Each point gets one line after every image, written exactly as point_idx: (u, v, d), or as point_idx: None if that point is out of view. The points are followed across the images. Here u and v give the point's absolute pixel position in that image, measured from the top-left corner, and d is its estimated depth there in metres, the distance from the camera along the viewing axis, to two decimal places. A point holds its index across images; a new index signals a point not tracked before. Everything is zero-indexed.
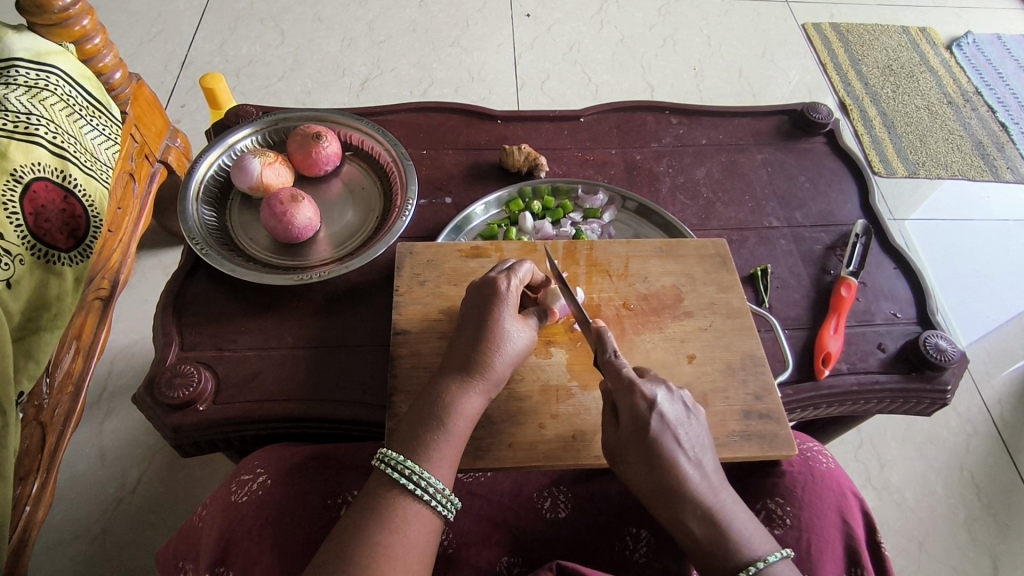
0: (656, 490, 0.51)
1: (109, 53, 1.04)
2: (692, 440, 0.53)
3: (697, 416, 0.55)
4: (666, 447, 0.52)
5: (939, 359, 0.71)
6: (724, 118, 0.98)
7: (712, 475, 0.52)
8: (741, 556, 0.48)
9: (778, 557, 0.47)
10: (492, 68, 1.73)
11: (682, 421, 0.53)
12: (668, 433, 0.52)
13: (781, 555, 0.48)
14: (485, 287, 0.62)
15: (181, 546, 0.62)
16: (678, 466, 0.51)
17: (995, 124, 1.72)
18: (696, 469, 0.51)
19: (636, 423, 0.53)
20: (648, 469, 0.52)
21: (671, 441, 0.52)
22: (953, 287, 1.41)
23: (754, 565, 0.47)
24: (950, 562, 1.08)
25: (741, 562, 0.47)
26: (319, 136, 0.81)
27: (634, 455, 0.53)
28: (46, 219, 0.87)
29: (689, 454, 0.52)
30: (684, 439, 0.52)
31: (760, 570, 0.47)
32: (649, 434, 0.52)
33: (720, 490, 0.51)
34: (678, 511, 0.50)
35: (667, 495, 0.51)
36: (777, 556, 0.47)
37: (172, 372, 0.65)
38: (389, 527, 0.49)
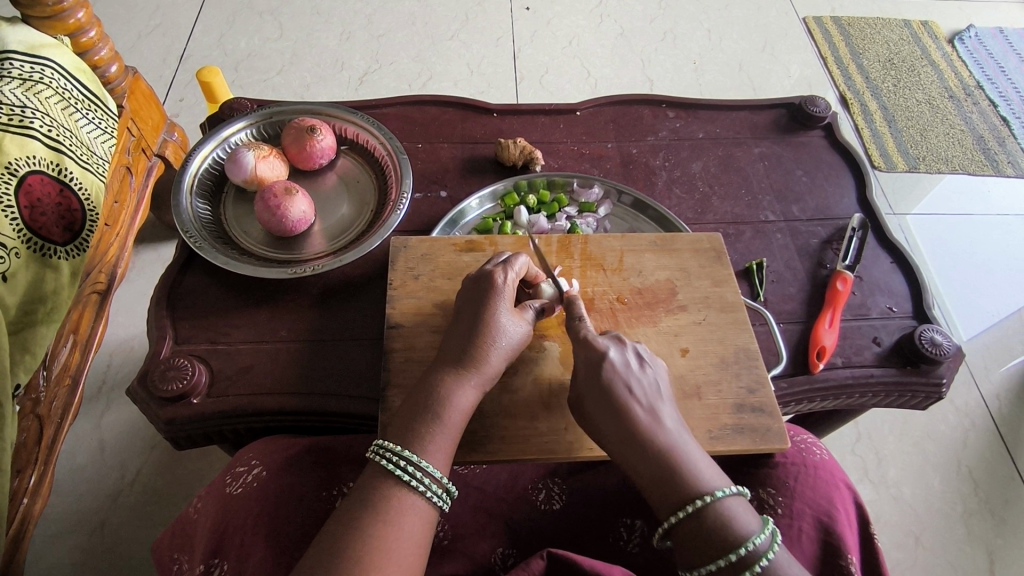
0: (612, 436, 0.52)
1: (104, 46, 1.04)
2: (646, 387, 0.54)
3: (653, 366, 0.56)
4: (618, 393, 0.53)
5: (935, 353, 0.71)
6: (721, 111, 0.97)
7: (667, 420, 0.53)
8: (691, 491, 0.48)
9: (725, 492, 0.48)
10: (491, 61, 1.73)
11: (634, 369, 0.55)
12: (620, 380, 0.54)
13: (729, 491, 0.48)
14: (482, 279, 0.62)
15: (177, 538, 0.62)
16: (629, 409, 0.52)
17: (997, 118, 1.71)
18: (648, 412, 0.53)
19: (589, 372, 0.55)
20: (604, 416, 0.53)
21: (622, 387, 0.54)
22: (952, 281, 1.41)
23: (701, 498, 0.48)
24: (946, 557, 1.08)
25: (689, 496, 0.48)
26: (314, 129, 0.81)
27: (591, 404, 0.54)
28: (41, 213, 0.87)
29: (642, 399, 0.53)
30: (636, 386, 0.54)
31: (705, 503, 0.47)
32: (601, 381, 0.54)
33: (675, 432, 0.52)
34: (633, 453, 0.51)
35: (621, 438, 0.52)
36: (726, 491, 0.48)
37: (166, 365, 0.65)
38: (381, 518, 0.49)
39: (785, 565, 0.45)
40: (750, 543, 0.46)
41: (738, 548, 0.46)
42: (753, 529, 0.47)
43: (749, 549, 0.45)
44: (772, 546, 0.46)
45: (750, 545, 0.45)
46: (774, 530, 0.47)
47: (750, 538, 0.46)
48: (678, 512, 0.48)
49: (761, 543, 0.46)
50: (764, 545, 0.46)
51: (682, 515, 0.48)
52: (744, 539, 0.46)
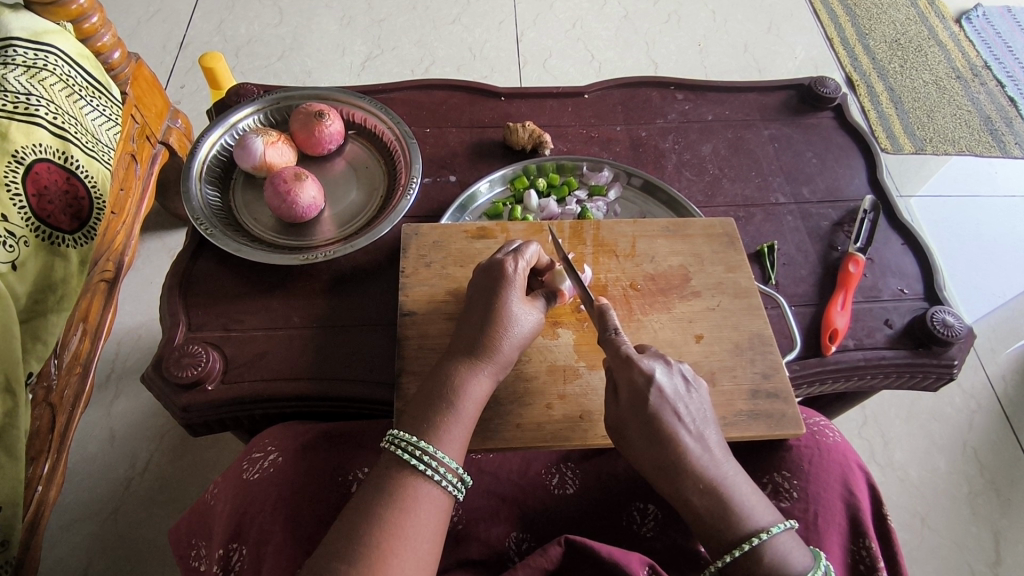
0: (657, 465, 0.51)
1: (107, 32, 1.03)
2: (693, 413, 0.53)
3: (698, 389, 0.55)
4: (667, 421, 0.52)
5: (947, 335, 0.71)
6: (731, 93, 0.96)
7: (714, 448, 0.52)
8: (744, 528, 0.48)
9: (779, 529, 0.48)
10: (494, 45, 1.71)
11: (681, 394, 0.53)
12: (668, 407, 0.52)
13: (782, 527, 0.48)
14: (493, 269, 0.61)
15: (194, 524, 0.63)
16: (678, 439, 0.51)
17: (1005, 99, 1.70)
18: (697, 441, 0.51)
19: (634, 399, 0.52)
20: (650, 445, 0.52)
21: (670, 415, 0.52)
22: (958, 264, 1.40)
23: (757, 536, 0.47)
24: (953, 537, 1.09)
25: (740, 536, 0.48)
26: (322, 115, 0.80)
27: (635, 432, 0.53)
28: (48, 201, 0.86)
29: (690, 427, 0.52)
30: (684, 413, 0.52)
31: (762, 542, 0.47)
32: (648, 408, 0.52)
33: (722, 462, 0.51)
34: (682, 487, 0.50)
35: (667, 469, 0.51)
36: (780, 527, 0.48)
37: (180, 351, 0.66)
38: (401, 506, 0.49)
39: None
40: None
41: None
42: (808, 567, 0.47)
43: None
44: None
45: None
46: (826, 566, 0.48)
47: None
48: (731, 552, 0.47)
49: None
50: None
51: (739, 553, 0.47)
52: None
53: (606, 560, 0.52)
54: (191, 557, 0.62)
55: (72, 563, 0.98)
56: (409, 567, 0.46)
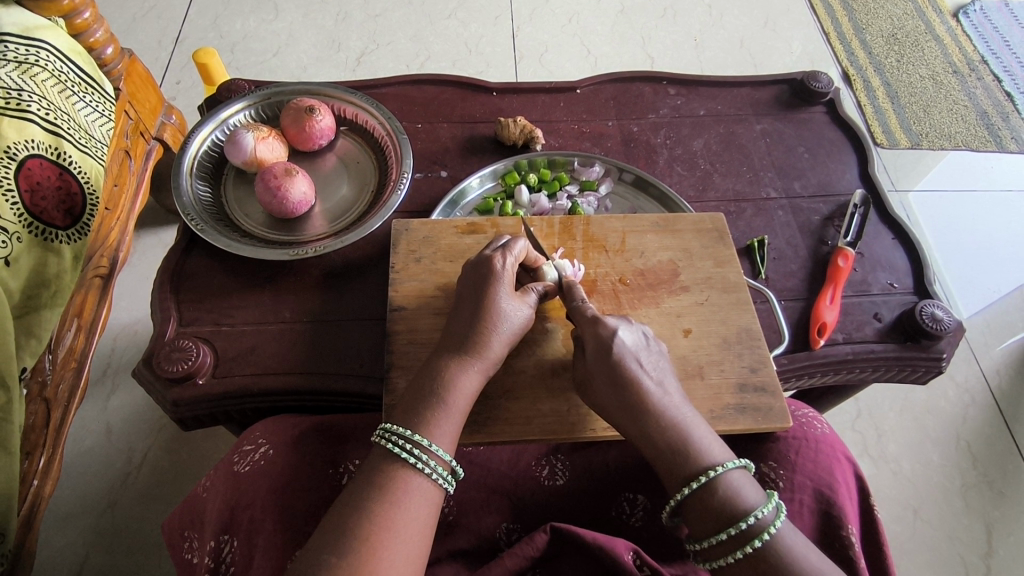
0: (620, 408, 0.54)
1: (99, 27, 1.04)
2: (654, 364, 0.56)
3: (658, 345, 0.58)
4: (628, 367, 0.54)
5: (936, 329, 0.71)
6: (723, 88, 0.96)
7: (674, 394, 0.54)
8: (700, 464, 0.50)
9: (733, 465, 0.50)
10: (490, 40, 1.71)
11: (642, 346, 0.56)
12: (629, 355, 0.55)
13: (736, 464, 0.50)
14: (481, 265, 0.62)
15: (187, 516, 0.63)
16: (639, 383, 0.53)
17: (1001, 93, 1.69)
18: (657, 386, 0.54)
19: (598, 348, 0.56)
20: (612, 389, 0.54)
21: (632, 363, 0.55)
22: (952, 259, 1.41)
23: (713, 469, 0.49)
24: (945, 529, 1.09)
25: (696, 471, 0.50)
26: (313, 110, 0.80)
27: (600, 379, 0.55)
28: (41, 197, 0.86)
29: (650, 374, 0.55)
30: (645, 362, 0.55)
31: (715, 476, 0.49)
32: (611, 356, 0.55)
33: (682, 407, 0.53)
34: (644, 426, 0.52)
35: (627, 408, 0.53)
36: (734, 463, 0.50)
37: (171, 346, 0.66)
38: (390, 499, 0.49)
39: (791, 538, 0.46)
40: (756, 514, 0.47)
41: (743, 521, 0.47)
42: (758, 504, 0.48)
43: (753, 521, 0.46)
44: (777, 520, 0.47)
45: (758, 516, 0.47)
46: (779, 504, 0.48)
47: (756, 510, 0.47)
48: (688, 485, 0.49)
49: (768, 513, 0.47)
50: (769, 516, 0.47)
51: (695, 484, 0.49)
52: (750, 511, 0.48)
53: (589, 543, 0.53)
54: (183, 549, 0.63)
55: (68, 557, 0.99)
56: (399, 559, 0.47)
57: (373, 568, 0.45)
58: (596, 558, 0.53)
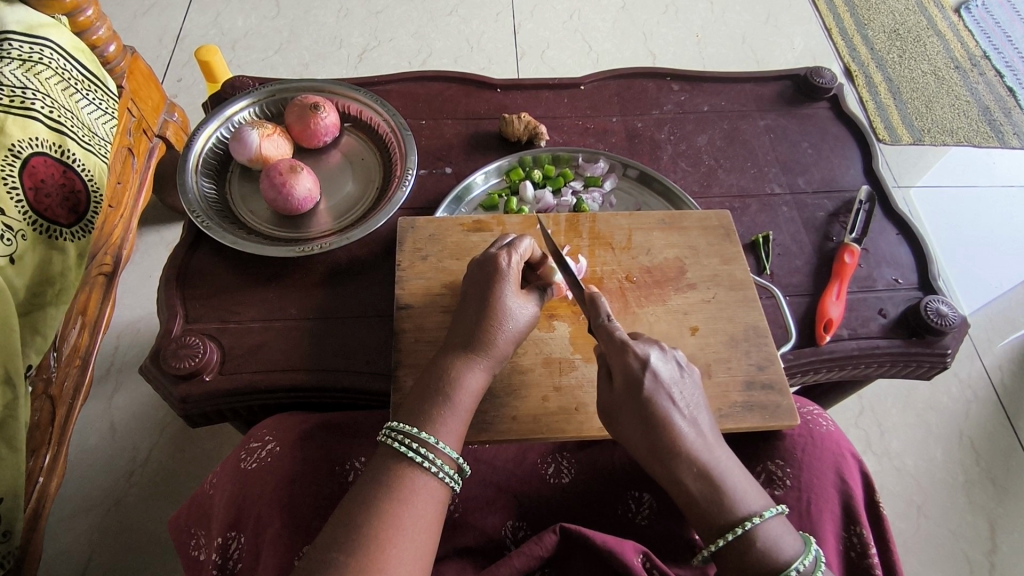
0: (650, 450, 0.51)
1: (102, 25, 1.04)
2: (687, 398, 0.53)
3: (691, 375, 0.55)
4: (661, 404, 0.52)
5: (941, 324, 0.71)
6: (726, 84, 0.96)
7: (707, 433, 0.52)
8: (738, 511, 0.48)
9: (772, 514, 0.48)
10: (491, 37, 1.71)
11: (675, 379, 0.53)
12: (662, 391, 0.52)
13: (774, 512, 0.49)
14: (486, 263, 0.62)
15: (194, 514, 0.63)
16: (672, 423, 0.51)
17: (1003, 88, 1.69)
18: (691, 425, 0.51)
19: (628, 382, 0.53)
20: (644, 429, 0.51)
21: (664, 399, 0.52)
22: (955, 255, 1.41)
23: (751, 520, 0.47)
24: (949, 525, 1.09)
25: (732, 520, 0.48)
26: (317, 106, 0.80)
27: (627, 416, 0.53)
28: (46, 194, 0.87)
29: (683, 411, 0.52)
30: (678, 397, 0.52)
31: (753, 526, 0.47)
32: (643, 392, 0.52)
33: (715, 447, 0.51)
34: (676, 471, 0.50)
35: (657, 449, 0.51)
36: (772, 512, 0.48)
37: (177, 343, 0.66)
38: (398, 497, 0.49)
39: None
40: (799, 566, 0.47)
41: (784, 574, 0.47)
42: (798, 553, 0.48)
43: (797, 574, 0.46)
44: (816, 569, 0.47)
45: (799, 569, 0.47)
46: (817, 551, 0.49)
47: (798, 560, 0.47)
48: (724, 535, 0.48)
49: (808, 565, 0.47)
50: (809, 568, 0.47)
51: (735, 536, 0.47)
52: (789, 562, 0.47)
53: (599, 547, 0.53)
54: (190, 546, 0.63)
55: (73, 555, 0.99)
56: (406, 557, 0.46)
57: (381, 565, 0.45)
58: (605, 562, 0.53)
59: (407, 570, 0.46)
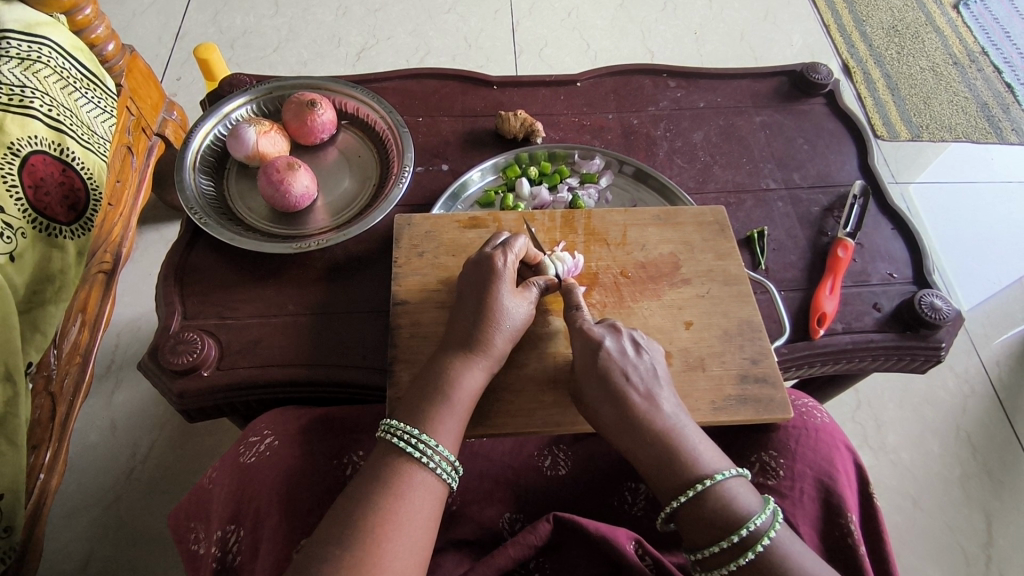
0: (613, 423, 0.54)
1: (100, 24, 1.04)
2: (644, 373, 0.56)
3: (650, 352, 0.58)
4: (615, 379, 0.55)
5: (935, 318, 0.71)
6: (722, 80, 0.97)
7: (667, 405, 0.55)
8: (694, 472, 0.50)
9: (726, 475, 0.50)
10: (489, 35, 1.71)
11: (630, 356, 0.57)
12: (617, 367, 0.56)
13: (730, 473, 0.50)
14: (482, 262, 0.62)
15: (192, 507, 0.64)
16: (627, 396, 0.54)
17: (1001, 84, 1.69)
18: (646, 397, 0.55)
19: (585, 356, 0.58)
20: (604, 404, 0.55)
21: (618, 374, 0.56)
22: (952, 251, 1.41)
23: (703, 481, 0.49)
24: (945, 519, 1.10)
25: (690, 480, 0.50)
26: (314, 104, 0.81)
27: (592, 392, 0.56)
28: (45, 192, 0.87)
29: (639, 385, 0.55)
30: (632, 372, 0.56)
31: (705, 487, 0.49)
32: (598, 369, 0.56)
33: (674, 417, 0.54)
34: (635, 440, 0.53)
35: (617, 417, 0.54)
36: (727, 473, 0.50)
37: (176, 339, 0.67)
38: (396, 492, 0.49)
39: (790, 547, 0.47)
40: (752, 524, 0.47)
41: (740, 529, 0.47)
42: (754, 512, 0.48)
43: (750, 530, 0.47)
44: (774, 525, 0.47)
45: (754, 525, 0.47)
46: (776, 510, 0.48)
47: (752, 518, 0.47)
48: (679, 497, 0.50)
49: (764, 521, 0.47)
50: (766, 524, 0.47)
51: (686, 498, 0.49)
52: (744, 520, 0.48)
53: (591, 534, 0.54)
54: (188, 540, 0.64)
55: (74, 551, 1.00)
56: (403, 551, 0.47)
57: (377, 559, 0.45)
58: (598, 548, 0.53)
59: (402, 565, 0.46)
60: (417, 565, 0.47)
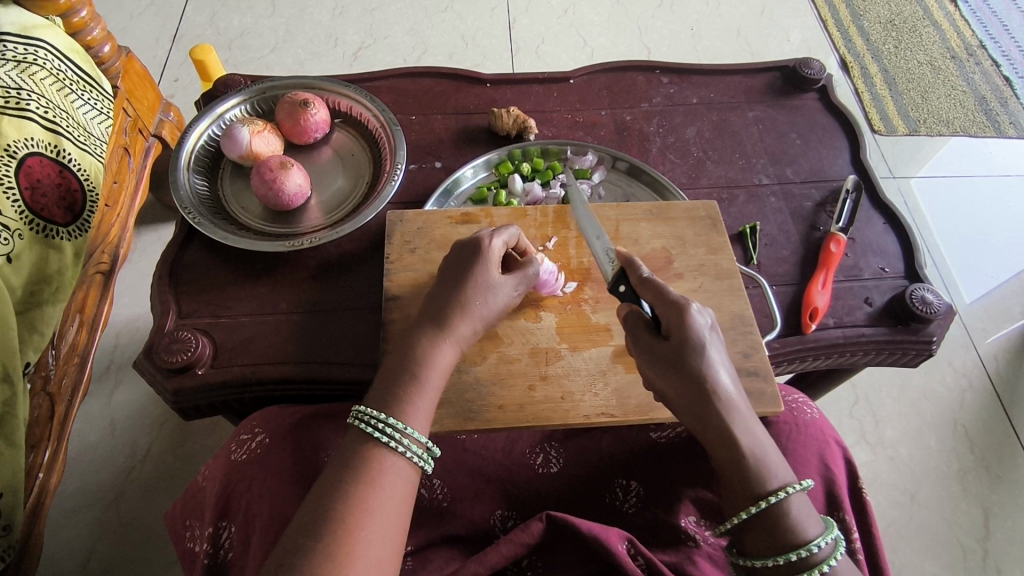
0: (693, 407, 0.51)
1: (96, 26, 1.05)
2: (727, 360, 0.53)
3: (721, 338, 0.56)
4: (712, 362, 0.52)
5: (925, 312, 0.71)
6: (715, 76, 0.97)
7: (743, 398, 0.52)
8: (770, 482, 0.48)
9: (796, 489, 0.48)
10: (486, 33, 1.71)
11: (718, 341, 0.54)
12: (713, 350, 0.52)
13: (797, 488, 0.48)
14: (470, 244, 0.63)
15: (189, 505, 0.64)
16: (721, 381, 0.51)
17: (999, 78, 1.69)
18: (733, 385, 0.52)
19: (686, 342, 0.52)
20: (688, 388, 0.52)
21: (716, 359, 0.52)
22: (950, 246, 1.41)
23: (782, 491, 0.48)
24: (943, 514, 1.10)
25: (765, 490, 0.48)
26: (307, 103, 0.81)
27: (674, 374, 0.52)
28: (42, 194, 0.88)
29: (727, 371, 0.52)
30: (724, 358, 0.53)
31: (784, 498, 0.47)
32: (698, 350, 0.52)
33: (750, 415, 0.52)
34: (727, 431, 0.50)
35: (700, 400, 0.51)
36: (796, 488, 0.48)
37: (170, 338, 0.67)
38: (365, 480, 0.49)
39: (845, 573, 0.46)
40: (817, 546, 0.46)
41: (799, 549, 0.46)
42: (817, 535, 0.47)
43: (815, 551, 0.46)
44: (835, 553, 0.47)
45: (819, 546, 0.46)
46: (837, 536, 0.48)
47: (816, 540, 0.47)
48: (757, 504, 0.48)
49: (829, 545, 0.47)
50: (830, 548, 0.47)
51: (760, 508, 0.47)
52: (808, 541, 0.47)
53: (585, 535, 0.54)
54: (184, 536, 0.63)
55: (75, 550, 1.01)
56: (375, 539, 0.47)
57: (351, 549, 0.45)
58: (591, 548, 0.54)
59: (376, 554, 0.46)
60: (393, 552, 0.48)
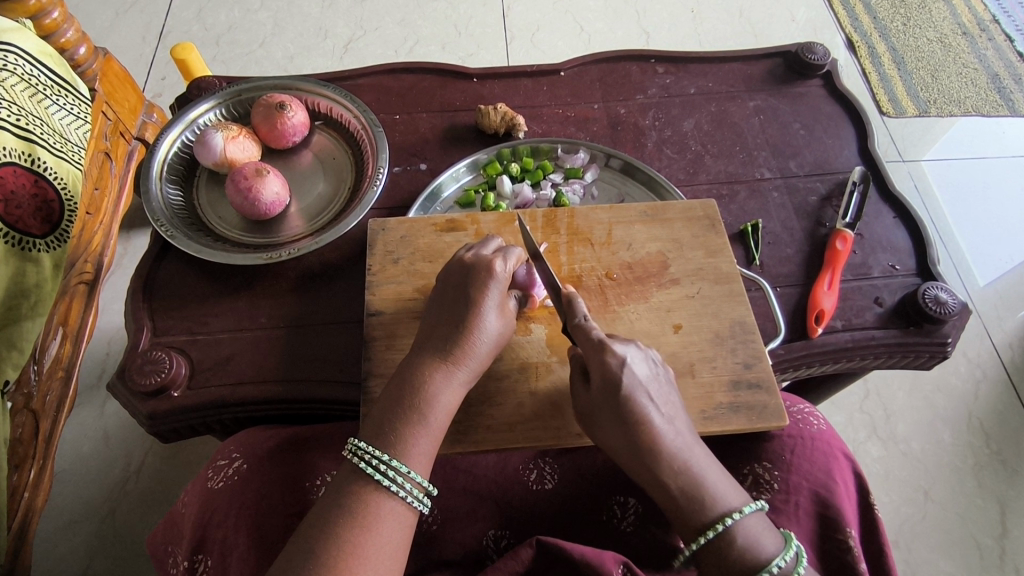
0: (623, 447, 0.50)
1: (70, 27, 1.02)
2: (661, 397, 0.51)
3: (666, 375, 0.54)
4: (639, 402, 0.50)
5: (939, 312, 0.68)
6: (713, 64, 0.92)
7: (683, 432, 0.50)
8: (714, 510, 0.46)
9: (744, 513, 0.46)
10: (479, 21, 1.66)
11: (651, 378, 0.52)
12: (640, 389, 0.50)
13: (750, 510, 0.47)
14: (478, 267, 0.58)
15: (169, 531, 0.62)
16: (648, 420, 0.49)
17: (1013, 54, 1.62)
18: (666, 422, 0.50)
19: (605, 385, 0.51)
20: (617, 427, 0.50)
21: (642, 398, 0.50)
22: (963, 232, 1.36)
23: (730, 517, 0.46)
24: (958, 510, 1.06)
25: (708, 519, 0.46)
26: (284, 106, 0.77)
27: (604, 416, 0.51)
28: (17, 205, 0.83)
29: (660, 409, 0.50)
30: (655, 396, 0.51)
31: (732, 524, 0.46)
32: (621, 392, 0.50)
33: (693, 446, 0.49)
34: (658, 471, 0.48)
35: (631, 445, 0.49)
36: (747, 510, 0.47)
37: (143, 358, 0.64)
38: (360, 525, 0.46)
39: None
40: (779, 562, 0.45)
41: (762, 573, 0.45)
42: (776, 552, 0.46)
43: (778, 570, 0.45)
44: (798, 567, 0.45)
45: (780, 566, 0.45)
46: (798, 548, 0.47)
47: (777, 557, 0.45)
48: (704, 534, 0.46)
49: (789, 561, 0.45)
50: (791, 564, 0.45)
51: (713, 535, 0.45)
52: (768, 561, 0.45)
53: (578, 562, 0.51)
54: (166, 564, 0.61)
55: (69, 565, 0.99)
56: None
57: None
58: None
59: None
60: None
